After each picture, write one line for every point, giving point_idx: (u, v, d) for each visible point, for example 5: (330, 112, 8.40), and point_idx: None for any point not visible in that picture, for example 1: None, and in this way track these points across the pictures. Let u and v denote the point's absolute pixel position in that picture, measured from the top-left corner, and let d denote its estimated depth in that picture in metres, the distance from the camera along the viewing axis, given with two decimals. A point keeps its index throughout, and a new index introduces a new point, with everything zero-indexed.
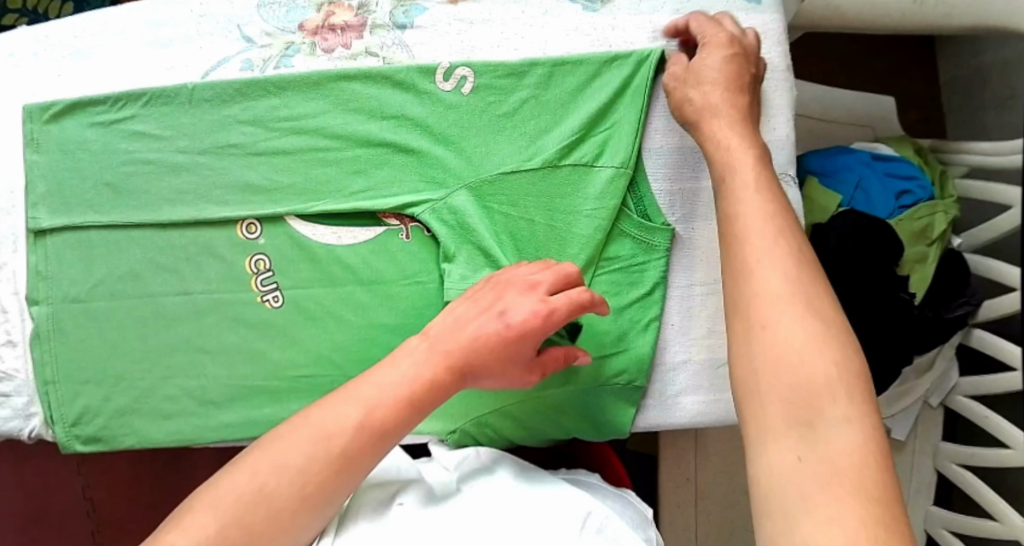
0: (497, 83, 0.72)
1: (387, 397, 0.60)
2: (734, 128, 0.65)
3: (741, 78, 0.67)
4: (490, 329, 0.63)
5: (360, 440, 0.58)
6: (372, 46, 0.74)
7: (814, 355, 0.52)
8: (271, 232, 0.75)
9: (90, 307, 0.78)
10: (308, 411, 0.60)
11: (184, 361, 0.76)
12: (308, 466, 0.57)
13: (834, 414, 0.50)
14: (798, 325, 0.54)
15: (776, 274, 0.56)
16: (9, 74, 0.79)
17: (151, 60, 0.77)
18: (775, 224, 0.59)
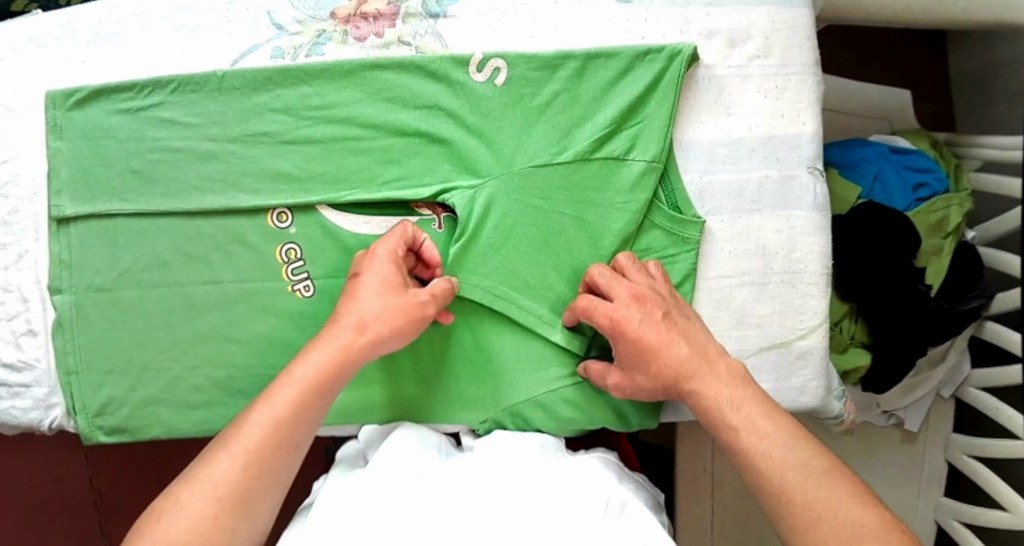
0: (530, 76, 0.72)
1: (296, 400, 0.62)
2: (682, 357, 0.65)
3: (657, 310, 0.66)
4: (375, 296, 0.66)
5: (274, 439, 0.61)
6: (405, 35, 0.74)
7: (864, 527, 0.54)
8: (303, 221, 0.75)
9: (115, 296, 0.77)
10: (231, 425, 0.62)
11: (211, 350, 0.76)
12: (239, 485, 0.59)
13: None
14: (831, 497, 0.56)
15: (786, 444, 0.60)
16: (31, 60, 0.78)
17: (178, 47, 0.77)
18: (747, 395, 0.63)
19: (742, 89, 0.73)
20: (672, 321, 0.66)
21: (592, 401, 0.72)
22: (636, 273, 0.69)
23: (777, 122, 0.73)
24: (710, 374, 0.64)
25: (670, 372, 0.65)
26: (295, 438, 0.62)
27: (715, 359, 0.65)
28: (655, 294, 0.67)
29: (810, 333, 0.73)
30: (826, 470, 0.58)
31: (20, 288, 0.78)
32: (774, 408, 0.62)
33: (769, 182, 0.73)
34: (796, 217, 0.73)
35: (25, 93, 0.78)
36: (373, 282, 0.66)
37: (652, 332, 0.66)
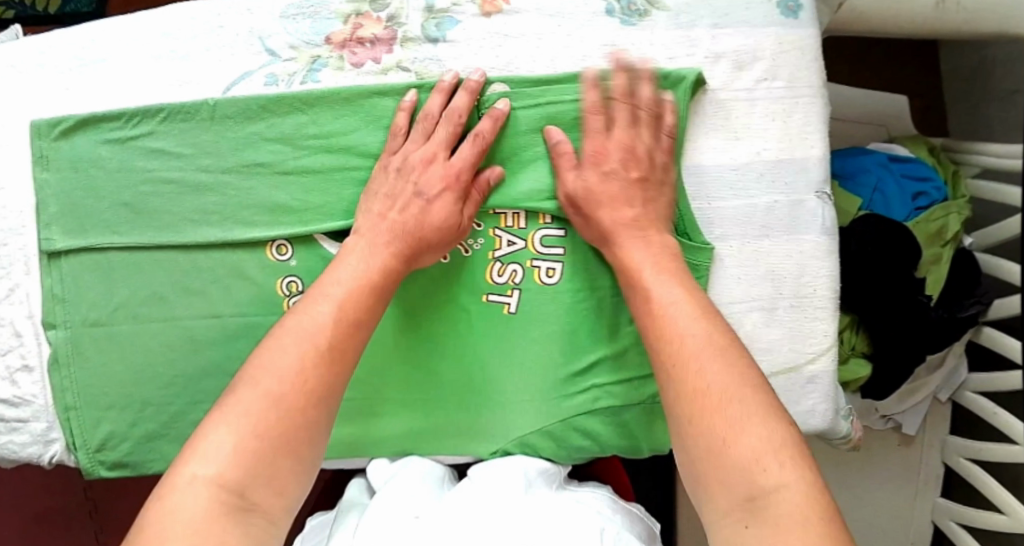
0: (533, 100, 0.70)
1: (350, 300, 0.63)
2: (620, 218, 0.68)
3: (642, 190, 0.68)
4: (448, 197, 0.67)
5: (319, 366, 0.59)
6: (404, 60, 0.71)
7: (759, 447, 0.55)
8: (303, 253, 0.73)
9: (111, 331, 0.76)
10: (260, 354, 0.59)
11: (215, 385, 0.75)
12: (311, 382, 0.58)
13: (778, 477, 0.54)
14: (715, 378, 0.59)
15: (695, 320, 0.63)
16: (16, 86, 0.77)
17: (166, 72, 0.74)
18: (664, 269, 0.66)
19: (750, 113, 0.72)
20: (609, 188, 0.68)
21: (601, 428, 0.72)
22: (631, 95, 0.69)
23: (784, 145, 0.73)
24: (644, 243, 0.68)
25: (600, 228, 0.68)
26: (340, 369, 0.60)
27: (651, 233, 0.68)
28: (614, 145, 0.68)
29: (819, 358, 0.74)
30: (723, 355, 0.60)
31: (13, 323, 0.78)
32: (712, 319, 0.63)
33: (778, 206, 0.73)
34: (806, 242, 0.73)
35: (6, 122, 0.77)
36: (454, 180, 0.67)
37: (580, 197, 0.68)
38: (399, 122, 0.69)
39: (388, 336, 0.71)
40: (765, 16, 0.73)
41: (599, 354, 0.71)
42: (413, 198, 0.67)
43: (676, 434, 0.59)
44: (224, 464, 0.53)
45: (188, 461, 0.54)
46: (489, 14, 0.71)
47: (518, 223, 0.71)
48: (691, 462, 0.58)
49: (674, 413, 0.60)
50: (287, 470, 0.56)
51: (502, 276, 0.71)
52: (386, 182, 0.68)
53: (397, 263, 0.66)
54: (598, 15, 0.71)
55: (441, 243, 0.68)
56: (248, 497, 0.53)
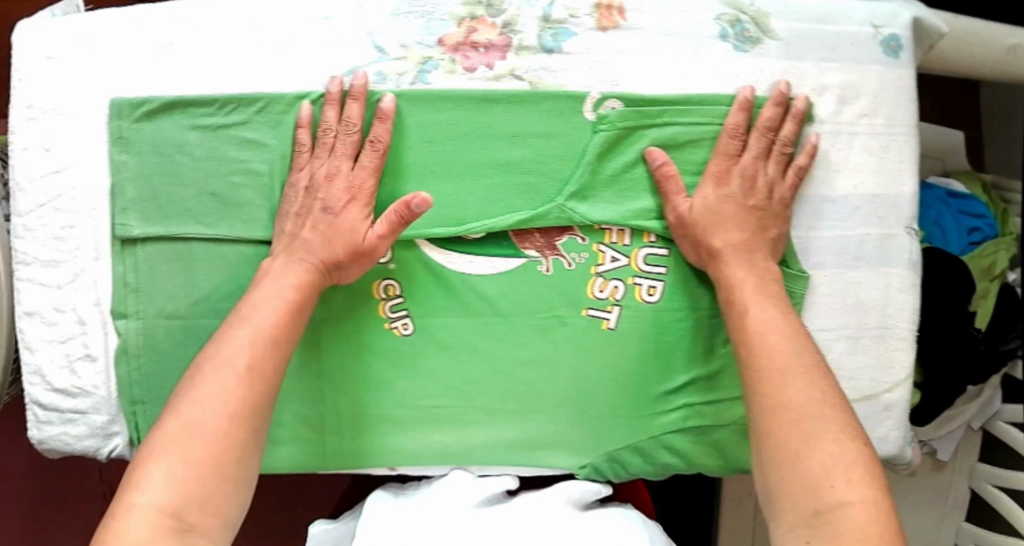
0: (652, 120, 0.70)
1: (269, 320, 0.64)
2: (731, 238, 0.69)
3: (760, 215, 0.70)
4: (354, 209, 0.68)
5: (245, 391, 0.61)
6: (517, 68, 0.70)
7: (835, 464, 0.58)
8: (401, 255, 0.71)
9: (189, 324, 0.76)
10: (187, 384, 0.61)
11: (292, 385, 0.71)
12: (242, 403, 0.61)
13: (846, 495, 0.56)
14: (803, 394, 0.61)
15: (785, 338, 0.65)
16: (93, 59, 0.75)
17: (264, 60, 0.73)
18: (773, 296, 0.67)
19: (851, 145, 0.74)
20: (722, 209, 0.69)
21: (690, 447, 0.72)
22: (770, 128, 0.71)
23: (880, 181, 0.74)
24: (744, 259, 0.68)
25: (710, 246, 0.69)
26: (266, 391, 0.63)
27: (757, 254, 0.69)
28: (739, 170, 0.70)
29: (895, 388, 0.76)
30: (810, 371, 0.62)
31: (76, 310, 0.76)
32: (804, 338, 0.65)
33: (871, 239, 0.74)
34: (893, 274, 0.75)
35: (83, 100, 0.75)
36: (359, 189, 0.68)
37: (701, 218, 0.69)
38: (302, 140, 0.71)
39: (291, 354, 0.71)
40: (869, 52, 0.74)
41: (692, 376, 0.72)
42: (321, 213, 0.68)
43: (754, 446, 0.62)
44: (163, 490, 0.56)
45: (128, 491, 0.56)
46: (606, 29, 0.70)
47: (622, 240, 0.71)
48: (765, 474, 0.60)
49: (755, 423, 0.62)
50: (224, 492, 0.58)
51: (603, 292, 0.71)
52: (293, 201, 0.69)
53: (316, 282, 0.67)
54: (712, 39, 0.71)
55: (342, 258, 0.68)
56: (184, 518, 0.56)
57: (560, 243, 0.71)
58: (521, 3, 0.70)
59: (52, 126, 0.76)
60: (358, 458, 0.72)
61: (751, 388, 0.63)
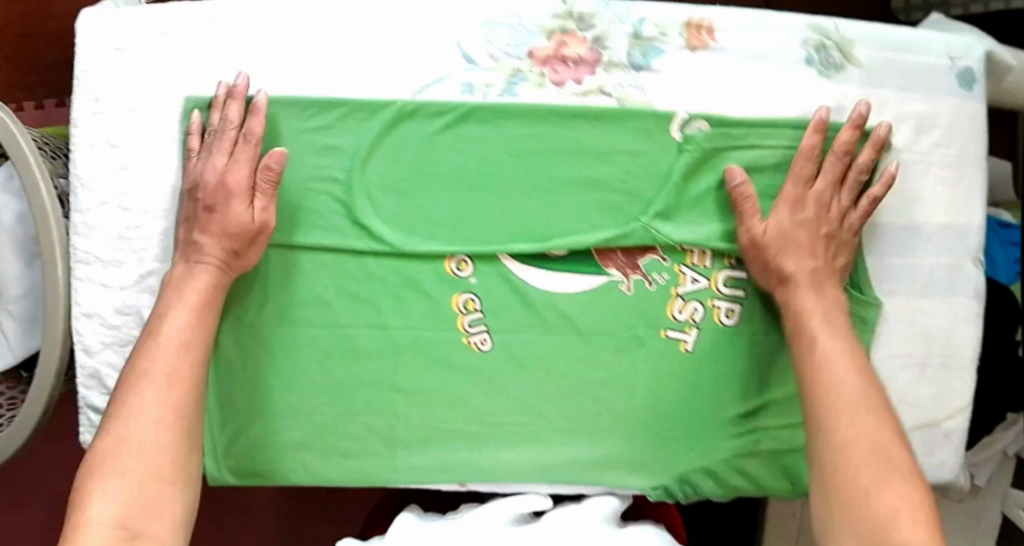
0: (736, 141, 0.70)
1: (178, 329, 0.67)
2: (802, 265, 0.68)
3: (828, 242, 0.69)
4: (239, 201, 0.69)
5: (159, 402, 0.64)
6: (606, 85, 0.70)
7: (902, 506, 0.57)
8: (484, 271, 0.72)
9: (263, 333, 0.74)
10: (115, 402, 0.64)
11: (374, 398, 0.75)
12: (164, 414, 0.63)
13: (908, 535, 0.56)
14: (862, 430, 0.61)
15: (847, 370, 0.64)
16: (167, 54, 0.74)
17: (348, 65, 0.72)
18: (840, 326, 0.67)
19: (926, 173, 0.73)
20: (797, 238, 0.68)
21: (761, 471, 0.73)
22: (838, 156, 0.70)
23: (952, 211, 0.74)
24: (813, 288, 0.68)
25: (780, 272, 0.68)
26: (184, 400, 0.65)
27: (825, 284, 0.69)
28: (814, 197, 0.69)
29: (956, 415, 0.75)
30: (876, 411, 0.62)
31: (140, 312, 0.77)
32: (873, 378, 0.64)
33: (940, 268, 0.74)
34: (958, 303, 0.74)
35: (153, 97, 0.74)
36: (245, 182, 0.69)
37: (774, 242, 0.68)
38: (193, 145, 0.72)
39: (268, 360, 0.75)
40: (946, 84, 0.73)
41: (767, 399, 0.72)
42: (206, 214, 0.69)
43: (818, 484, 0.61)
44: (114, 506, 0.59)
45: (79, 510, 0.58)
46: (695, 49, 0.70)
47: (703, 261, 0.71)
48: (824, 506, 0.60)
49: (817, 461, 0.62)
50: (172, 500, 0.61)
51: (683, 313, 0.71)
52: (185, 207, 0.70)
53: (219, 286, 0.69)
54: (797, 63, 0.71)
55: (235, 248, 0.69)
56: (131, 527, 0.58)
57: (642, 262, 0.71)
58: (612, 18, 0.70)
59: (117, 121, 0.74)
60: (429, 470, 0.75)
61: (811, 424, 0.63)
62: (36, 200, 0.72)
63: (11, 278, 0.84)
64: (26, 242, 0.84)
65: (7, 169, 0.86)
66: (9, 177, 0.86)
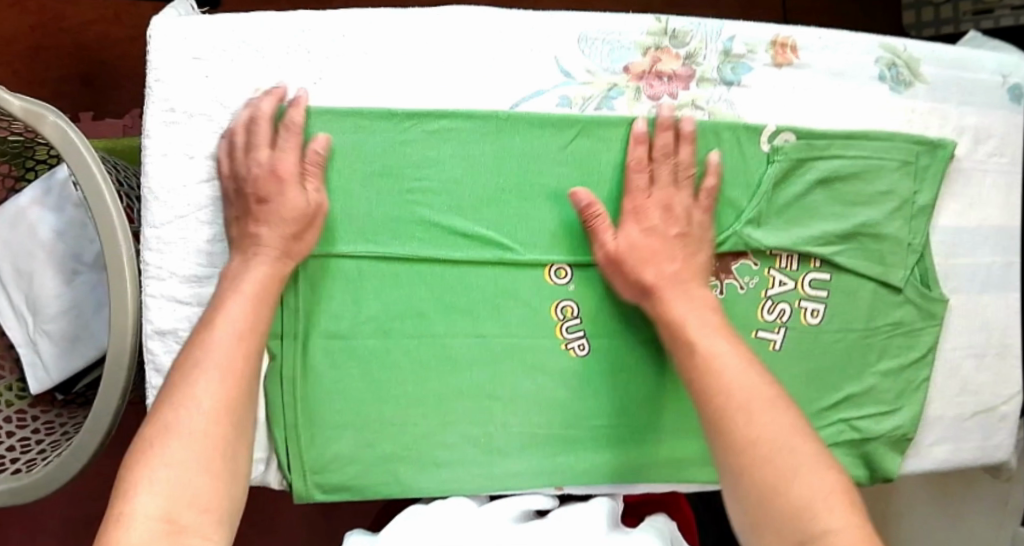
0: (819, 152, 0.74)
1: (238, 322, 0.64)
2: (670, 267, 0.69)
3: (697, 258, 0.71)
4: (291, 186, 0.67)
5: (216, 393, 0.60)
6: (699, 98, 0.74)
7: (822, 499, 0.58)
8: (582, 278, 0.73)
9: (357, 346, 0.71)
10: (164, 397, 0.60)
11: (470, 406, 0.73)
12: (217, 405, 0.60)
13: (830, 522, 0.57)
14: (770, 429, 0.61)
15: (747, 374, 0.64)
16: (250, 68, 0.71)
17: (449, 80, 0.72)
18: (721, 329, 0.67)
19: (983, 181, 0.80)
20: (649, 244, 0.70)
21: (843, 460, 0.77)
22: (673, 155, 0.71)
23: (1005, 214, 0.80)
24: (685, 295, 0.69)
25: (648, 281, 0.69)
26: (241, 392, 0.62)
27: (690, 288, 0.70)
28: (653, 204, 0.70)
29: (1010, 400, 0.82)
30: (778, 402, 0.63)
31: None
32: (746, 380, 0.64)
33: (996, 267, 0.80)
34: (1011, 298, 0.81)
35: (234, 107, 0.71)
36: (285, 170, 0.67)
37: (637, 253, 0.69)
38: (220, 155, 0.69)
39: (349, 371, 0.71)
40: (998, 98, 0.80)
41: (849, 392, 0.77)
42: (260, 206, 0.66)
43: (731, 478, 0.62)
44: (158, 498, 0.55)
45: (120, 501, 0.54)
46: (780, 66, 0.75)
47: (791, 265, 0.75)
48: (751, 512, 0.60)
49: (730, 459, 0.62)
50: (220, 497, 0.57)
51: (771, 314, 0.75)
52: (233, 207, 0.68)
53: (279, 277, 0.67)
54: (872, 80, 0.76)
55: (294, 233, 0.67)
56: (180, 520, 0.54)
57: (735, 267, 0.74)
58: (705, 35, 0.74)
59: (198, 131, 0.71)
60: (530, 477, 0.74)
61: (711, 430, 0.64)
62: (100, 211, 0.67)
63: (49, 295, 0.82)
64: (65, 258, 0.83)
65: (41, 184, 0.84)
66: (44, 191, 0.83)
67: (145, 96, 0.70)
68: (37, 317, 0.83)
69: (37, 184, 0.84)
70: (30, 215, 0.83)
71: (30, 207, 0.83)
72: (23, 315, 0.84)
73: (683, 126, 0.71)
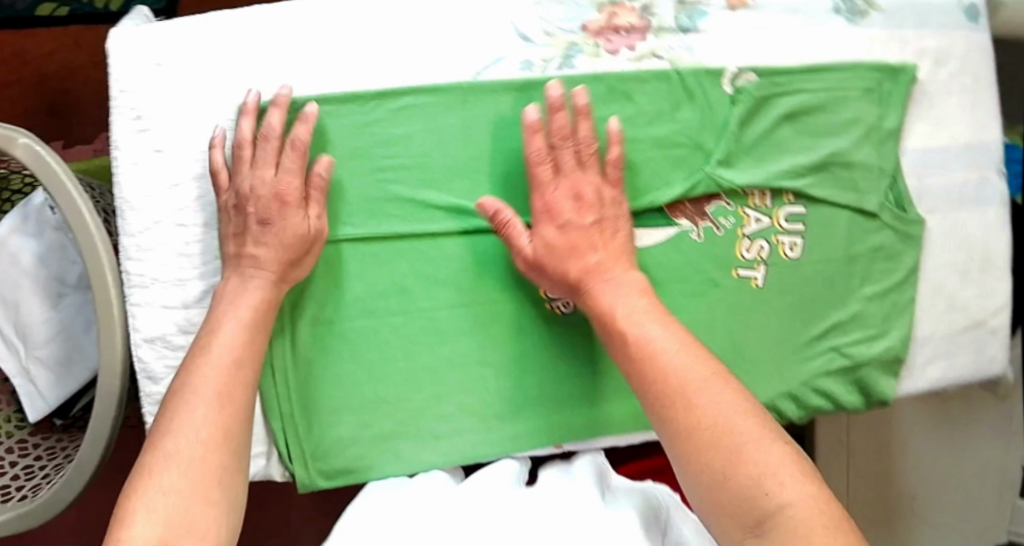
0: (782, 88, 0.76)
1: (229, 347, 0.65)
2: (597, 260, 0.69)
3: (619, 243, 0.71)
4: (291, 207, 0.68)
5: (212, 416, 0.61)
6: (659, 49, 0.75)
7: (781, 471, 0.56)
8: None
9: (344, 329, 0.74)
10: (158, 425, 0.61)
11: (462, 377, 0.75)
12: (212, 429, 0.61)
13: (787, 495, 0.55)
14: (713, 407, 0.59)
15: (682, 353, 0.63)
16: (211, 69, 0.74)
17: (411, 57, 0.74)
18: (655, 314, 0.66)
19: (949, 100, 0.81)
20: (568, 241, 0.70)
21: (837, 389, 0.79)
22: (572, 135, 0.70)
23: (974, 130, 0.81)
24: (620, 283, 0.69)
25: (575, 276, 0.69)
26: (234, 414, 0.63)
27: (623, 272, 0.70)
28: (562, 190, 0.70)
29: (997, 314, 0.84)
30: (726, 378, 0.62)
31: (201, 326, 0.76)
32: (688, 361, 0.62)
33: (970, 183, 0.81)
34: (990, 212, 0.82)
35: (196, 109, 0.74)
36: (287, 191, 0.68)
37: (555, 251, 0.70)
38: (212, 160, 0.69)
39: (339, 355, 0.74)
40: (955, 17, 0.81)
41: (835, 320, 0.78)
42: (259, 228, 0.68)
43: (681, 462, 0.60)
44: (154, 526, 0.55)
45: (118, 530, 0.55)
46: (735, 7, 0.77)
47: (764, 201, 0.76)
48: (703, 490, 0.58)
49: (679, 443, 0.60)
50: (215, 521, 0.58)
51: (750, 252, 0.76)
52: (231, 221, 0.69)
53: (271, 303, 0.69)
54: (827, 13, 0.78)
55: (292, 259, 0.69)
56: None
57: (709, 209, 0.76)
58: None
59: (165, 137, 0.74)
60: (528, 438, 0.77)
61: (657, 416, 0.62)
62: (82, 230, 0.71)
63: (37, 322, 0.84)
64: (49, 282, 0.85)
65: (17, 213, 0.85)
66: (22, 218, 0.85)
67: (115, 109, 0.73)
68: (26, 344, 0.85)
69: (14, 212, 0.86)
70: (10, 243, 0.84)
71: (10, 235, 0.84)
72: (12, 344, 0.86)
73: (577, 101, 0.70)
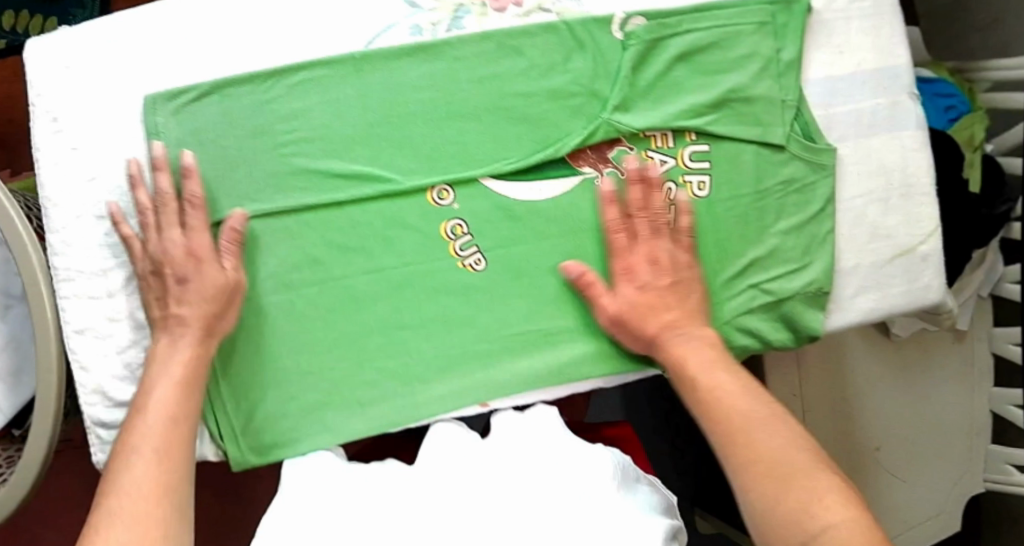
0: (673, 29, 0.76)
1: (165, 405, 0.66)
2: (683, 313, 0.73)
3: (689, 292, 0.74)
4: (208, 261, 0.71)
5: (151, 474, 0.62)
6: (545, 2, 0.77)
7: (827, 494, 0.59)
8: (465, 196, 0.76)
9: (262, 304, 0.75)
10: (101, 492, 0.61)
11: (382, 341, 0.76)
12: (151, 486, 0.61)
13: (830, 517, 0.58)
14: (775, 443, 0.63)
15: (748, 398, 0.67)
16: (110, 64, 0.75)
17: (303, 34, 0.76)
18: (722, 363, 0.70)
19: (849, 28, 0.80)
20: (647, 300, 0.73)
21: (763, 326, 0.78)
22: (648, 206, 0.75)
23: (879, 56, 0.81)
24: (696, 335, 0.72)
25: (653, 334, 0.73)
26: (173, 468, 0.63)
27: (695, 326, 0.73)
28: (642, 258, 0.74)
29: (928, 238, 0.82)
30: (775, 417, 0.65)
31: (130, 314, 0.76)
32: (748, 402, 0.66)
33: (880, 108, 0.80)
34: (905, 136, 0.81)
35: (105, 102, 0.75)
36: (200, 249, 0.71)
37: (634, 313, 0.73)
38: (122, 234, 0.71)
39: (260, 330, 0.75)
40: None
41: (753, 256, 0.78)
42: (178, 286, 0.70)
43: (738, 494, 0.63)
44: None
45: None
46: None
47: (666, 142, 0.77)
48: (758, 522, 0.61)
49: (738, 474, 0.63)
50: None
51: None
52: (152, 287, 0.71)
53: (200, 359, 0.70)
54: None
55: (216, 310, 0.70)
56: None
57: (612, 155, 0.76)
58: None
59: (80, 132, 0.75)
60: (453, 397, 0.76)
61: (716, 448, 0.66)
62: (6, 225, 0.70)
63: None
64: None
65: None
66: None
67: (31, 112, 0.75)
68: None
69: None
70: None
71: None
72: None
73: (651, 173, 0.75)
